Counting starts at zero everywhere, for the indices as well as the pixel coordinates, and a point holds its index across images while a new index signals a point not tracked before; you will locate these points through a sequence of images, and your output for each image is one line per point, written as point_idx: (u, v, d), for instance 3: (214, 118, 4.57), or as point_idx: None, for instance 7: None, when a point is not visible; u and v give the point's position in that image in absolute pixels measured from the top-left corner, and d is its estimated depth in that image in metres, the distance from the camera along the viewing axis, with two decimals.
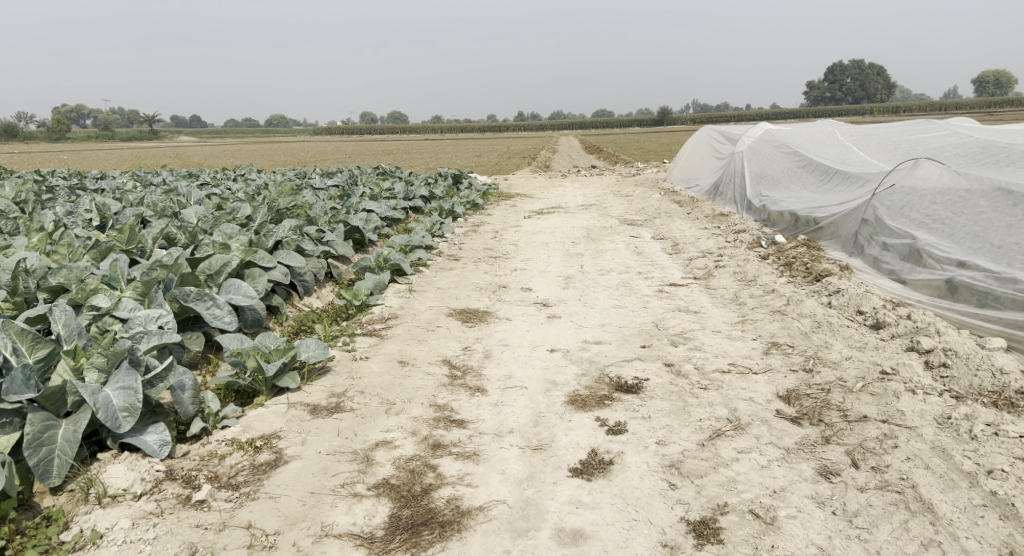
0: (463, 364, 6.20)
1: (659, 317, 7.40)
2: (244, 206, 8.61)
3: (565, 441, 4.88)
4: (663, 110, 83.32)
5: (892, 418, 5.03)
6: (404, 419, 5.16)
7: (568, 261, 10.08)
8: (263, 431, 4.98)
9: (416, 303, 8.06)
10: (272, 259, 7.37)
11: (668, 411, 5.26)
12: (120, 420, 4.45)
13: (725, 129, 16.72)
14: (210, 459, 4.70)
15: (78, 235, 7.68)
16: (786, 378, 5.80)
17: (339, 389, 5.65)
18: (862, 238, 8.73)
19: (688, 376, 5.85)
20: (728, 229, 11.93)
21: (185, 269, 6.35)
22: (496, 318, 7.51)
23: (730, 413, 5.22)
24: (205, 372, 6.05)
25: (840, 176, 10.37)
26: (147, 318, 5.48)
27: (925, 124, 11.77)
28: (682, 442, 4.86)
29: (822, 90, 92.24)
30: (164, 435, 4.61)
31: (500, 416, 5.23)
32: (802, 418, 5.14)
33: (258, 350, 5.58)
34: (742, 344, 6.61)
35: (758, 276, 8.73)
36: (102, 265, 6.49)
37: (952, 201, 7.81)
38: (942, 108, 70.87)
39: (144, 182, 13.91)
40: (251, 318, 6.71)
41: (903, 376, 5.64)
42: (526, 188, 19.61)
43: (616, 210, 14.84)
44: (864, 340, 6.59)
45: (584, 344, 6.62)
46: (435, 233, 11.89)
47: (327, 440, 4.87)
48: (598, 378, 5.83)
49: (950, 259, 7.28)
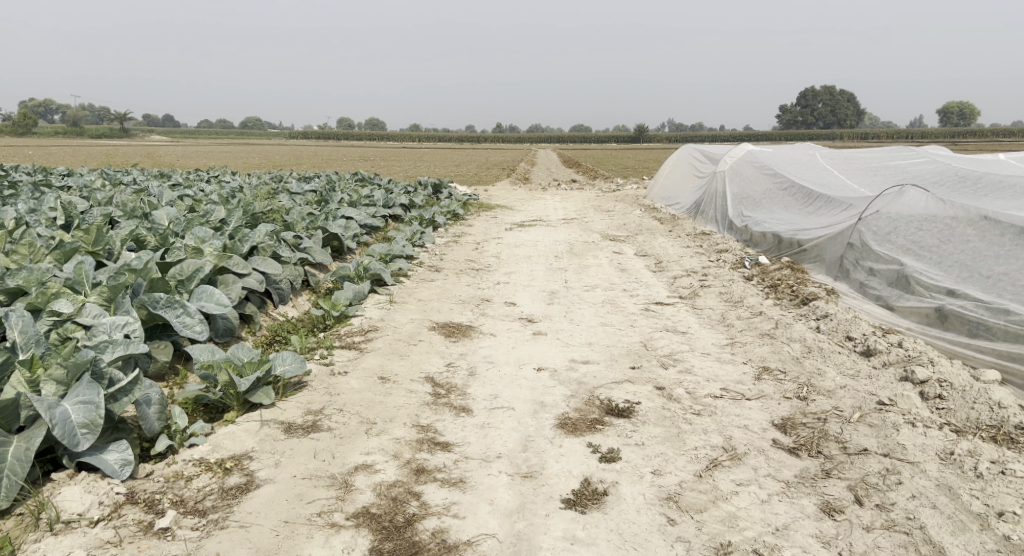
0: (446, 382, 5.92)
1: (646, 337, 7.19)
2: (218, 209, 8.31)
3: (556, 469, 4.64)
4: (640, 127, 83.90)
5: (893, 452, 4.86)
6: (385, 441, 4.89)
7: (552, 275, 9.86)
8: (233, 450, 4.68)
9: (396, 316, 7.79)
10: (246, 265, 7.08)
11: (662, 438, 5.04)
12: (77, 438, 4.13)
13: (706, 148, 16.66)
14: (176, 481, 4.38)
15: (40, 234, 7.33)
16: (780, 405, 5.59)
17: (316, 406, 5.36)
18: (847, 262, 8.58)
19: (680, 400, 5.63)
20: (711, 248, 11.80)
21: (156, 274, 6.06)
22: (479, 333, 7.26)
23: (725, 441, 5.01)
24: (172, 384, 5.73)
25: (822, 199, 10.29)
26: (113, 326, 5.21)
27: (905, 150, 11.72)
28: (678, 472, 4.63)
29: (796, 113, 93.43)
30: (126, 455, 4.27)
31: (486, 440, 4.97)
32: (800, 449, 4.94)
33: (230, 362, 5.31)
34: (733, 368, 6.42)
35: (745, 296, 8.58)
36: (65, 268, 6.18)
37: (939, 228, 7.71)
38: (911, 135, 72.14)
39: (113, 181, 13.45)
40: (223, 326, 6.41)
41: (900, 407, 5.45)
42: (506, 200, 19.40)
43: (597, 225, 14.68)
44: (856, 368, 6.42)
45: (572, 364, 6.38)
46: (415, 243, 11.63)
47: (303, 463, 4.58)
48: (587, 400, 5.59)
49: (939, 286, 7.16)
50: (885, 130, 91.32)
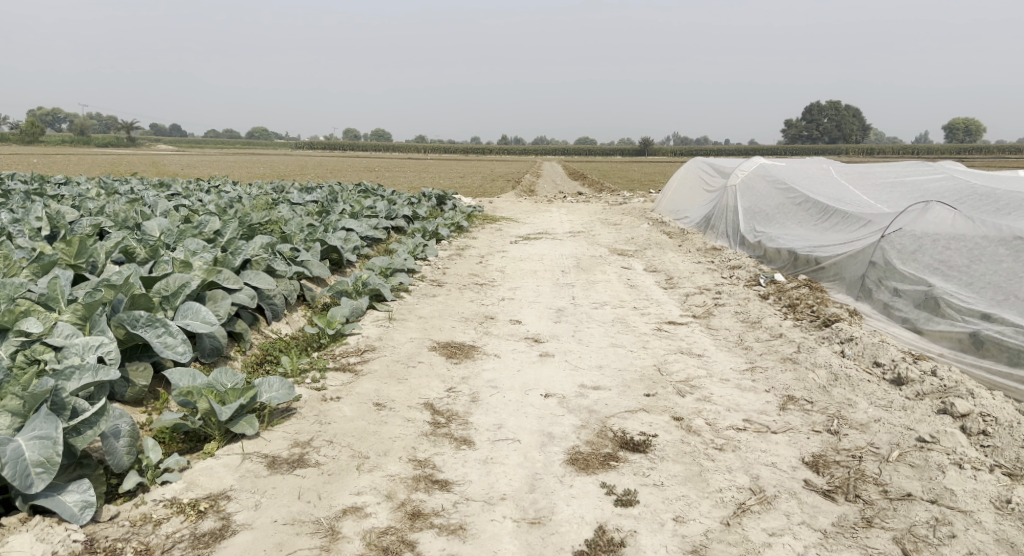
0: (446, 410, 5.46)
1: (660, 360, 6.73)
2: (213, 220, 7.77)
3: (567, 514, 4.25)
4: (646, 140, 83.64)
5: (941, 499, 4.46)
6: (378, 478, 4.49)
7: (558, 292, 9.41)
8: (210, 489, 4.32)
9: (395, 334, 7.33)
10: (238, 279, 6.59)
11: (682, 477, 4.60)
12: (32, 478, 3.85)
13: (716, 161, 16.18)
14: (143, 525, 4.05)
15: (20, 246, 6.92)
16: (809, 440, 5.13)
17: (303, 437, 4.92)
18: (869, 281, 8.07)
19: (701, 433, 5.17)
20: (723, 264, 11.33)
21: (138, 289, 5.53)
22: (482, 354, 6.80)
23: (752, 482, 4.57)
24: (152, 410, 5.28)
25: (841, 215, 9.81)
26: (86, 348, 4.82)
27: (925, 164, 11.24)
28: (703, 519, 4.24)
29: (802, 128, 93.05)
30: (87, 496, 3.97)
31: (490, 478, 4.54)
32: (836, 493, 4.51)
33: (211, 389, 4.88)
34: (755, 397, 5.93)
35: (762, 317, 8.12)
36: (40, 282, 5.77)
37: (968, 247, 7.26)
38: (917, 150, 71.87)
39: (109, 190, 12.96)
40: (210, 346, 5.96)
41: (944, 445, 4.98)
42: (511, 212, 18.89)
43: (605, 239, 14.22)
44: (889, 398, 5.94)
45: (581, 390, 5.91)
46: (417, 256, 11.18)
47: (285, 506, 4.22)
48: (599, 432, 5.13)
49: (972, 309, 6.70)
50: (890, 145, 91.13)
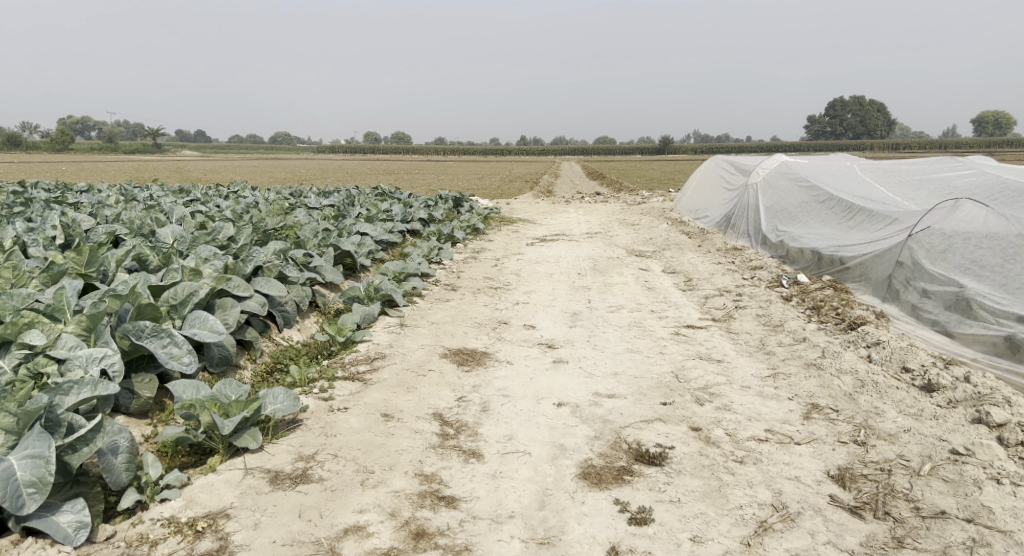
0: (456, 420, 5.29)
1: (678, 367, 6.51)
2: (227, 225, 7.63)
3: (578, 534, 4.07)
4: (666, 139, 83.08)
5: (978, 517, 4.25)
6: (382, 494, 4.33)
7: (574, 295, 9.20)
8: (209, 507, 4.17)
9: (406, 341, 7.17)
10: (248, 286, 6.45)
11: (700, 493, 4.39)
12: (23, 499, 3.74)
13: (736, 160, 15.88)
14: (139, 546, 3.93)
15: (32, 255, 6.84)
16: (835, 452, 4.89)
17: (308, 451, 4.76)
18: (896, 282, 7.78)
19: (720, 445, 4.94)
20: (744, 265, 11.06)
21: (145, 299, 5.39)
22: (494, 361, 6.62)
23: (774, 498, 4.36)
24: (157, 421, 5.16)
25: (865, 214, 9.52)
26: (89, 360, 4.70)
27: (954, 160, 10.90)
28: (721, 539, 4.05)
29: (825, 124, 92.02)
30: (82, 516, 3.84)
31: (499, 494, 4.36)
32: (863, 510, 4.30)
33: (215, 401, 4.73)
34: (778, 405, 5.69)
35: (785, 319, 7.87)
36: (47, 292, 5.66)
37: (1001, 247, 6.99)
38: (943, 146, 70.75)
39: (127, 196, 12.92)
40: (218, 355, 5.83)
41: (980, 458, 4.74)
42: (529, 214, 18.69)
43: (623, 240, 13.98)
44: (919, 406, 5.68)
45: (596, 399, 5.70)
46: (432, 259, 11.02)
47: (286, 525, 4.07)
48: (614, 444, 4.93)
49: (1007, 312, 6.42)
50: (915, 141, 89.86)
